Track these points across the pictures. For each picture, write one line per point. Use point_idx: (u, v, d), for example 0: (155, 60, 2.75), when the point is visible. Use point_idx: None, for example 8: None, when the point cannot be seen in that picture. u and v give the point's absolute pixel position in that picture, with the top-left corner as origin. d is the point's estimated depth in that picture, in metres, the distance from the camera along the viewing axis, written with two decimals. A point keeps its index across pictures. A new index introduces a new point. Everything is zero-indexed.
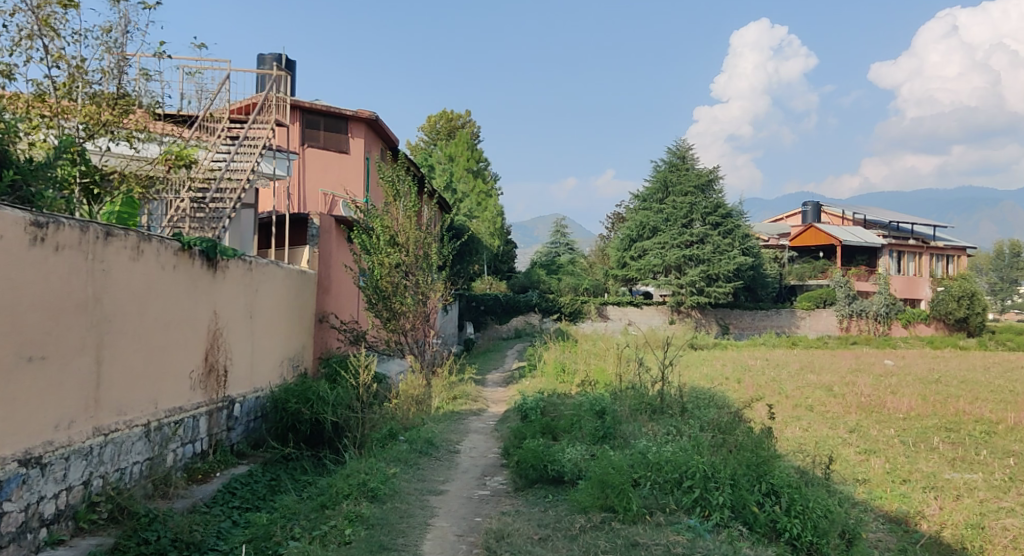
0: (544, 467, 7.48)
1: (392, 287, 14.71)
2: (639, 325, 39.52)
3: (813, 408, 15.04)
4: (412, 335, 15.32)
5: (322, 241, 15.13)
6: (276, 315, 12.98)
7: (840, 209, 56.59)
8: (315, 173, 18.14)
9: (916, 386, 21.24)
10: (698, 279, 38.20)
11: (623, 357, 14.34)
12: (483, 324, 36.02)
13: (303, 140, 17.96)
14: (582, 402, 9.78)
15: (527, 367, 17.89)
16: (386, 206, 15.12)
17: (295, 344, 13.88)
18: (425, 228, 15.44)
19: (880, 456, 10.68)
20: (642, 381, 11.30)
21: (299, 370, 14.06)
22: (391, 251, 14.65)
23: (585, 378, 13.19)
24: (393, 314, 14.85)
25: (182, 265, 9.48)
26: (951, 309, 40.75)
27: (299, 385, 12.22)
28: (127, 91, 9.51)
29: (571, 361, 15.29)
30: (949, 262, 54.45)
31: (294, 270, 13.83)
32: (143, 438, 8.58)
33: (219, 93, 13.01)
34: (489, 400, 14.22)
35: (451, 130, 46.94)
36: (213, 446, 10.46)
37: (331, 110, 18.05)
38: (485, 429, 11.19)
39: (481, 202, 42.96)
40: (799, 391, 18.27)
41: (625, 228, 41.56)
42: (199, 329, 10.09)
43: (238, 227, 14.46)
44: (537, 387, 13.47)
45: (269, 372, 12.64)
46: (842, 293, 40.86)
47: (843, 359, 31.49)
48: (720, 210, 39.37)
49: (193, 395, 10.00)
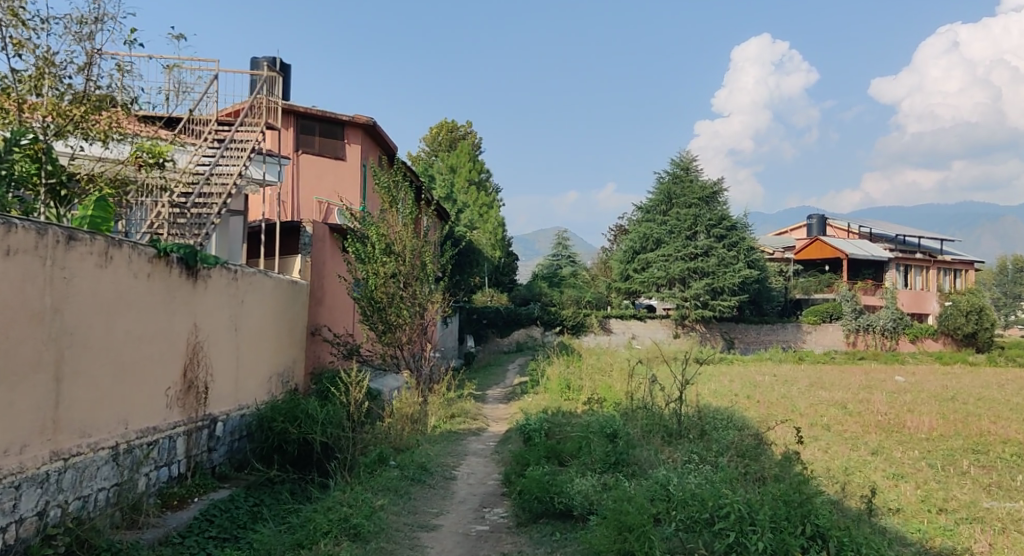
0: (550, 500, 6.78)
1: (388, 299, 14.01)
2: (643, 338, 38.72)
3: (830, 428, 14.27)
4: (409, 348, 14.59)
5: (315, 251, 14.44)
6: (264, 329, 12.30)
7: (846, 223, 55.95)
8: (309, 180, 17.48)
9: (933, 404, 20.44)
10: (703, 292, 37.45)
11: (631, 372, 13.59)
12: (483, 337, 35.27)
13: (298, 145, 17.30)
14: (588, 423, 9.05)
15: (528, 383, 17.11)
16: (382, 213, 14.41)
17: (285, 359, 13.18)
18: (422, 237, 14.72)
19: (909, 481, 9.92)
20: (652, 400, 10.55)
21: (289, 385, 13.34)
22: (386, 260, 13.93)
23: (592, 395, 12.44)
24: (389, 326, 14.14)
25: (158, 274, 8.79)
26: (959, 324, 39.81)
27: (287, 402, 11.50)
28: (99, 87, 8.75)
29: (575, 377, 14.53)
30: (956, 276, 54.01)
31: (285, 281, 13.13)
32: (111, 462, 7.84)
33: (207, 92, 12.40)
34: (489, 418, 13.45)
35: (451, 141, 46.43)
36: (192, 469, 9.73)
37: (327, 116, 17.41)
38: (485, 451, 10.45)
39: (482, 214, 42.34)
40: (813, 409, 17.52)
41: (628, 240, 40.88)
42: (178, 343, 9.40)
43: (224, 235, 13.78)
44: (540, 405, 12.72)
45: (256, 388, 11.93)
46: (848, 307, 40.23)
47: (853, 374, 30.70)
48: (724, 222, 38.69)
49: (171, 414, 9.28)
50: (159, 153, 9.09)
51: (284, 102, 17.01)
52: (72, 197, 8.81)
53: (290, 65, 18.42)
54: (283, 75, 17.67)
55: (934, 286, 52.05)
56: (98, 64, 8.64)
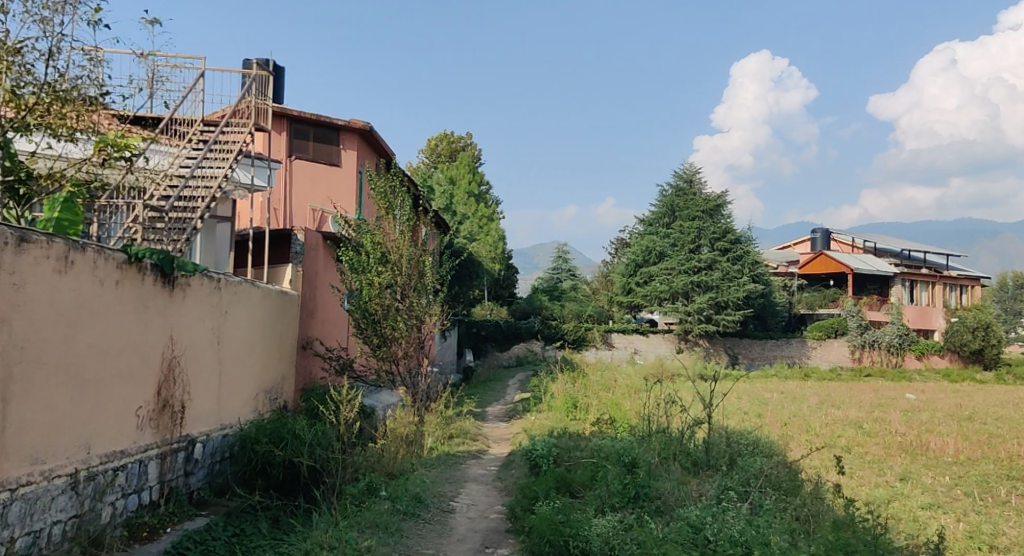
0: (564, 543, 5.93)
1: (383, 311, 13.20)
2: (645, 354, 37.82)
3: (853, 450, 13.39)
4: (405, 364, 13.75)
5: (306, 259, 13.66)
6: (250, 342, 11.48)
7: (850, 237, 55.26)
8: (302, 187, 16.73)
9: (952, 424, 19.61)
10: (706, 306, 36.63)
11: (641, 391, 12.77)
12: (482, 351, 34.46)
13: (291, 150, 16.57)
14: (601, 449, 8.25)
15: (531, 400, 16.25)
16: (379, 220, 13.63)
17: (273, 375, 12.36)
18: (420, 246, 13.94)
19: (950, 513, 9.08)
20: (668, 421, 9.73)
21: (277, 403, 12.52)
22: (381, 269, 13.15)
23: (600, 415, 11.61)
24: (384, 339, 13.30)
25: (129, 281, 8.02)
26: (966, 341, 39.06)
27: (274, 421, 10.69)
28: (64, 77, 7.96)
29: (581, 394, 13.71)
30: (962, 292, 53.28)
31: (274, 291, 12.33)
32: (68, 492, 7.04)
33: (192, 90, 11.67)
34: (490, 439, 12.61)
35: (452, 152, 45.82)
36: (166, 496, 8.90)
37: (322, 119, 16.68)
38: (486, 478, 9.63)
39: (482, 225, 41.68)
40: (829, 429, 16.65)
41: (630, 253, 40.12)
42: (152, 356, 8.60)
43: (210, 243, 13.04)
44: (544, 425, 11.87)
45: (240, 407, 11.10)
46: (854, 323, 39.44)
47: (862, 392, 29.80)
48: (728, 235, 37.95)
49: (142, 436, 8.45)
50: (128, 144, 8.16)
51: (276, 105, 16.30)
52: (33, 197, 8.07)
53: (285, 68, 17.71)
54: (277, 77, 16.97)
55: (940, 302, 51.28)
56: (65, 50, 7.86)
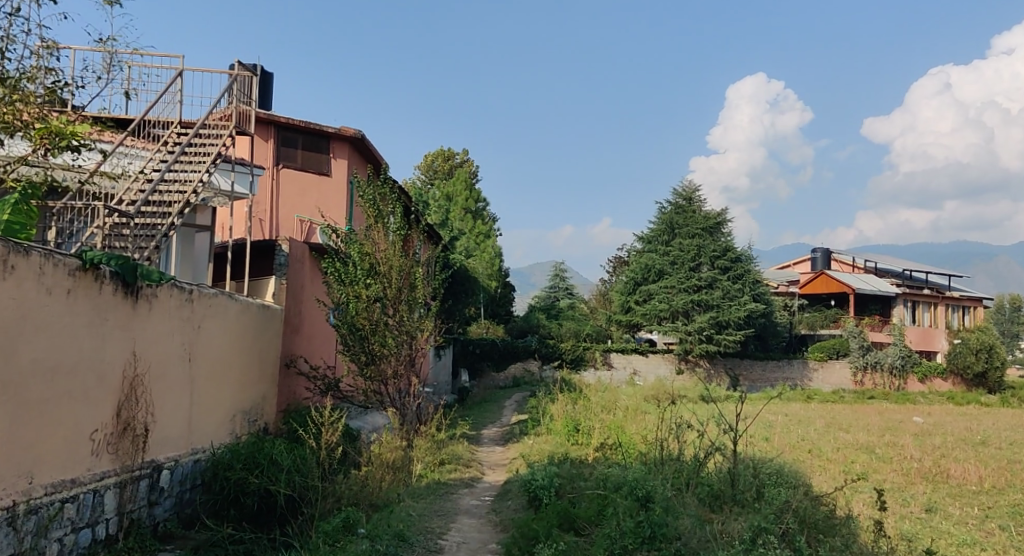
0: None
1: (371, 326, 12.42)
2: (645, 375, 36.89)
3: (873, 477, 12.53)
4: (394, 384, 12.90)
5: (291, 271, 12.90)
6: (226, 360, 10.67)
7: (851, 257, 54.67)
8: (289, 196, 16.02)
9: (967, 449, 18.80)
10: (707, 326, 35.84)
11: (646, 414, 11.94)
12: (478, 372, 33.55)
13: (278, 159, 15.87)
14: (608, 480, 7.44)
15: (528, 422, 15.37)
16: (368, 229, 12.89)
17: (253, 396, 11.52)
18: (411, 257, 13.15)
19: (989, 551, 8.25)
20: (679, 447, 8.89)
21: (256, 425, 11.65)
22: (369, 281, 12.42)
23: (604, 440, 10.77)
24: (372, 357, 12.50)
25: (83, 291, 7.25)
26: (969, 363, 38.29)
27: (250, 445, 9.89)
28: (15, 64, 7.26)
29: (582, 417, 12.88)
30: (964, 312, 52.62)
31: (255, 305, 11.55)
32: (6, 528, 6.21)
33: (168, 90, 11.04)
34: (485, 465, 11.72)
35: (449, 169, 45.26)
36: (126, 528, 8.04)
37: (311, 126, 16.00)
38: (480, 510, 8.78)
39: (480, 242, 40.99)
40: (841, 454, 15.79)
41: (629, 271, 39.35)
42: (112, 374, 7.77)
43: (188, 254, 12.28)
44: (544, 450, 11.03)
45: (213, 429, 10.27)
46: (856, 344, 38.60)
47: (869, 415, 28.93)
48: (729, 253, 37.35)
49: (99, 463, 7.61)
50: (80, 131, 7.30)
51: (263, 111, 15.63)
52: None
53: (272, 73, 17.05)
54: (264, 82, 16.29)
55: (942, 323, 50.55)
56: (14, 35, 7.15)
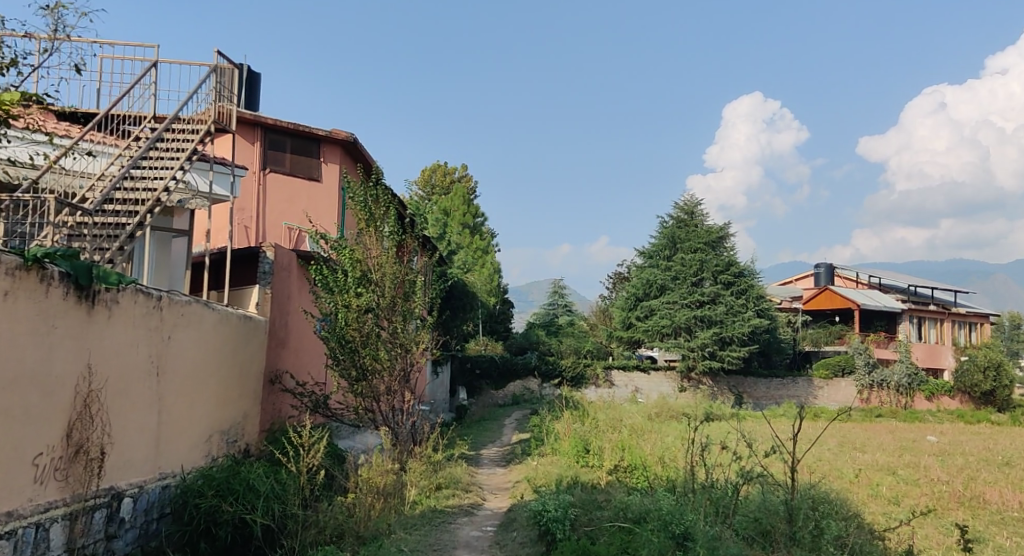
0: None
1: (362, 338, 11.46)
2: (647, 393, 35.84)
3: (904, 501, 11.58)
4: (387, 401, 11.89)
5: (277, 280, 11.97)
6: (201, 375, 9.72)
7: (854, 273, 53.83)
8: (276, 203, 15.16)
9: (992, 470, 17.82)
10: (710, 342, 34.85)
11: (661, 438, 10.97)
12: (478, 390, 32.48)
13: (265, 162, 15.02)
14: (632, 516, 6.49)
15: (530, 442, 14.38)
16: (359, 235, 12.01)
17: (232, 414, 10.53)
18: (406, 265, 12.24)
19: None
20: (705, 475, 7.91)
21: (236, 446, 10.67)
22: (361, 291, 11.49)
23: (616, 462, 9.80)
24: (363, 372, 11.51)
25: (23, 293, 6.40)
26: (977, 382, 37.31)
27: (226, 470, 8.93)
28: None
29: (590, 436, 11.89)
30: (971, 329, 51.74)
31: (236, 316, 10.64)
32: None
33: (139, 82, 10.27)
34: (485, 489, 10.66)
35: (447, 183, 44.48)
36: None
37: (300, 129, 15.15)
38: (482, 543, 7.80)
39: (477, 258, 40.16)
40: (863, 473, 14.79)
41: (630, 287, 38.39)
42: (60, 389, 6.84)
43: (163, 261, 11.37)
44: (550, 473, 10.05)
45: (185, 451, 9.29)
46: (862, 360, 37.51)
47: (881, 434, 27.89)
48: (732, 268, 36.51)
49: (44, 491, 6.68)
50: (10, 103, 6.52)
51: (249, 112, 14.82)
52: None
53: (260, 75, 16.25)
54: (250, 83, 15.50)
55: (949, 340, 49.59)
56: None
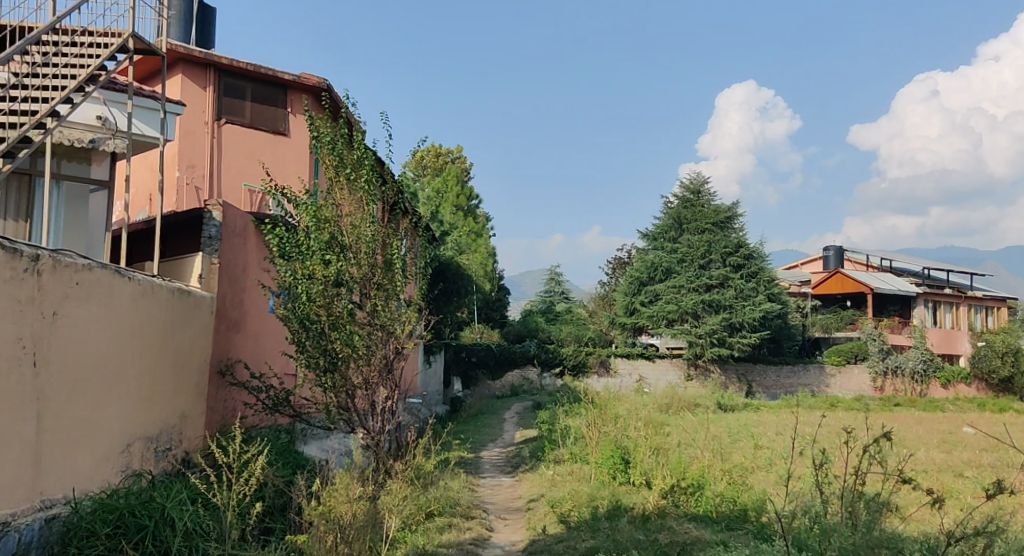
0: None
1: (329, 316, 8.95)
2: (653, 381, 33.39)
3: (1020, 499, 9.24)
4: (365, 397, 9.40)
5: (226, 246, 9.51)
6: (112, 364, 7.23)
7: (865, 257, 51.47)
8: (233, 158, 12.77)
9: None
10: (719, 328, 32.52)
11: (709, 452, 8.51)
12: (473, 380, 29.86)
13: (219, 110, 12.59)
14: None
15: (540, 444, 12.00)
16: (329, 189, 9.52)
17: (163, 416, 8.03)
18: (386, 229, 9.73)
19: None
20: (802, 522, 5.55)
21: (171, 456, 8.18)
22: (326, 257, 8.99)
23: (667, 479, 7.43)
24: (335, 360, 9.00)
25: None
26: (996, 368, 35.03)
27: (140, 494, 6.70)
28: None
29: (617, 440, 9.47)
30: (988, 314, 49.44)
31: (171, 292, 8.19)
32: None
33: None
34: (490, 511, 8.28)
35: (439, 164, 41.81)
36: None
37: (261, 71, 12.69)
38: None
39: (472, 241, 37.63)
40: (932, 462, 12.33)
41: (633, 271, 35.78)
42: None
43: (76, 218, 9.02)
44: (575, 493, 7.66)
45: (85, 465, 6.80)
46: (876, 346, 34.80)
47: (907, 423, 25.42)
48: (741, 249, 34.11)
49: None
50: None
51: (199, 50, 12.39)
52: None
53: (214, 10, 13.80)
54: (199, 19, 13.12)
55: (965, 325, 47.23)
56: None
